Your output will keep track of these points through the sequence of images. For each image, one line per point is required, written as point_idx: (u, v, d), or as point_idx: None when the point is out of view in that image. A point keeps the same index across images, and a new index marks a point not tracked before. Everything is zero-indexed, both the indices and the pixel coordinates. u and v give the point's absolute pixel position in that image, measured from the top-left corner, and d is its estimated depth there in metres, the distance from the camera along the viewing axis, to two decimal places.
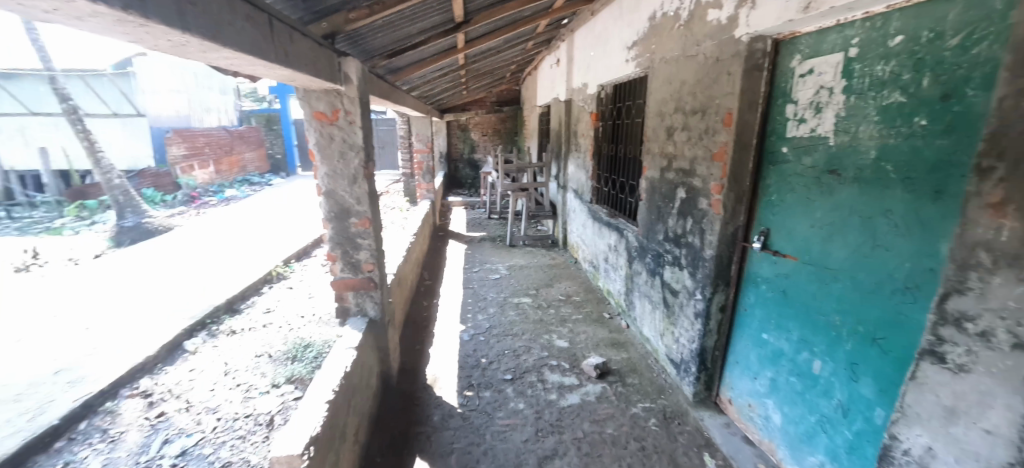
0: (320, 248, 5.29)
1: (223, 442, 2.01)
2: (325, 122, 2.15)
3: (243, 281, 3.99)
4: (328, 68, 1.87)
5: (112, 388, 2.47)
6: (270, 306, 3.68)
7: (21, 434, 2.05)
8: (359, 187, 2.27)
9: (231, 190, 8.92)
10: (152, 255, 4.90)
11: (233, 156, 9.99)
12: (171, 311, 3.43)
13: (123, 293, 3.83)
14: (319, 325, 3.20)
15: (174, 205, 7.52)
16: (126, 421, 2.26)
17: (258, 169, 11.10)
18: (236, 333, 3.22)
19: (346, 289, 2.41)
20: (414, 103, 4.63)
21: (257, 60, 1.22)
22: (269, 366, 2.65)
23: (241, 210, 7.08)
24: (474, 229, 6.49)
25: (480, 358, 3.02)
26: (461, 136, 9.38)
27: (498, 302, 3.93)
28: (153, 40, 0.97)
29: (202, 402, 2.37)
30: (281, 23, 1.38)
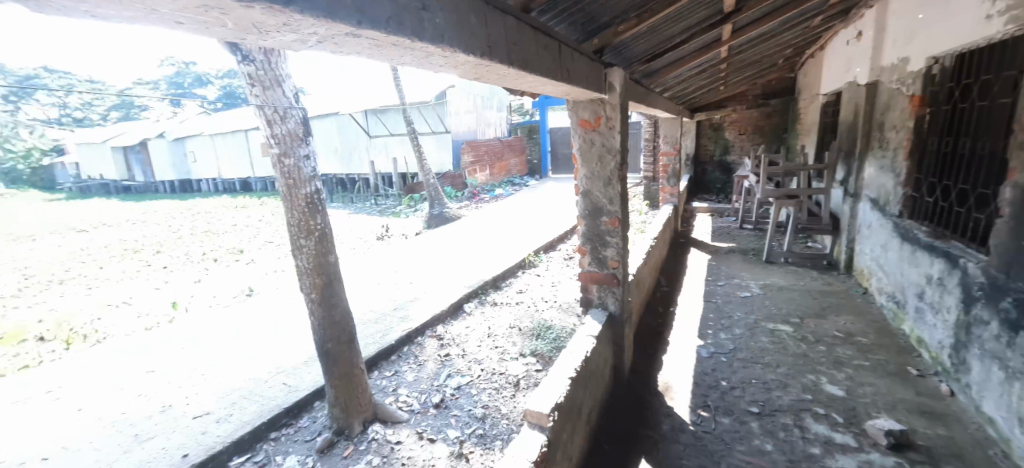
0: (565, 243, 5.86)
1: (485, 386, 2.74)
2: (589, 128, 2.39)
3: (506, 264, 4.84)
4: (596, 79, 2.06)
5: (423, 327, 3.50)
6: (523, 287, 4.36)
7: (381, 345, 3.17)
8: (613, 187, 2.42)
9: (500, 189, 10.86)
10: (448, 236, 6.52)
11: (502, 162, 12.10)
12: (459, 279, 4.50)
13: (432, 261, 5.27)
14: (558, 312, 3.69)
15: (463, 200, 9.89)
16: (429, 352, 3.21)
17: (518, 172, 13.05)
18: (497, 304, 3.99)
19: (592, 282, 2.63)
20: (665, 105, 4.52)
21: (549, 79, 1.48)
22: (517, 338, 3.32)
23: (506, 206, 8.54)
24: (720, 239, 5.86)
25: (719, 380, 2.74)
26: (713, 136, 8.58)
27: (746, 323, 3.45)
28: (487, 75, 1.31)
29: (473, 352, 3.17)
30: (566, 45, 1.62)
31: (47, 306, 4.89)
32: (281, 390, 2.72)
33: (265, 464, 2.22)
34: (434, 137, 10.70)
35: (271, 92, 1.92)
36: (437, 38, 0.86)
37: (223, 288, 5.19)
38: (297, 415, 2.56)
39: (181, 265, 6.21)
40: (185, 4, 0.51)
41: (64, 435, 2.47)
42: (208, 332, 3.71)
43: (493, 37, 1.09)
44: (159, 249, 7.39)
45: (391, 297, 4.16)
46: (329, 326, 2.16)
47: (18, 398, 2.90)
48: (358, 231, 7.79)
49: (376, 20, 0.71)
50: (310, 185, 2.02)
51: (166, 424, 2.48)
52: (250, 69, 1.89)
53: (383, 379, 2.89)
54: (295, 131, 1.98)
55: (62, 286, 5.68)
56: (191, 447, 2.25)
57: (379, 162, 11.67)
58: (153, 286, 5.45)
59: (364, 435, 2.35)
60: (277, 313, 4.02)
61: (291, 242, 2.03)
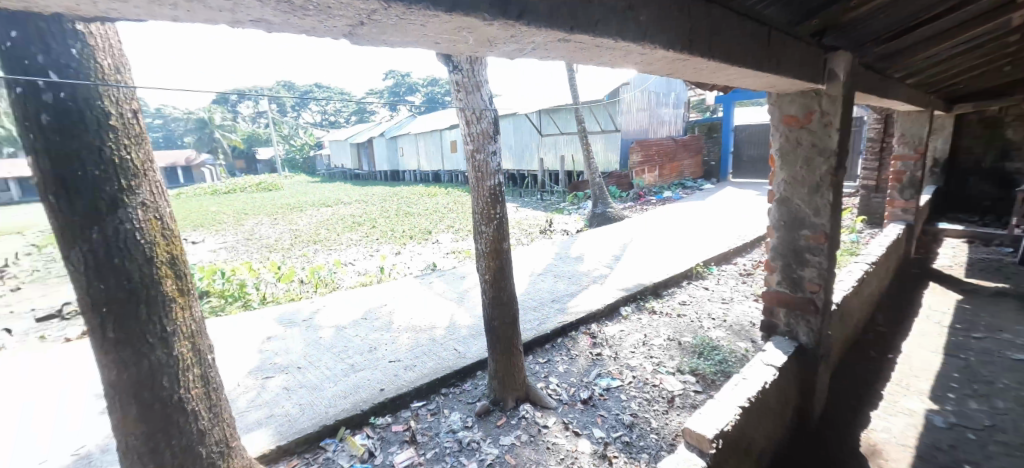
0: (743, 258, 5.16)
1: (635, 394, 2.65)
2: (795, 126, 2.08)
3: (670, 271, 4.53)
4: (812, 68, 1.76)
5: (577, 322, 3.57)
6: (687, 299, 4.02)
7: (537, 332, 3.35)
8: (822, 196, 2.07)
9: (668, 191, 10.15)
10: (609, 236, 6.43)
11: (673, 163, 10.94)
12: (617, 281, 4.41)
13: (591, 260, 5.29)
14: (728, 334, 3.29)
15: (627, 201, 9.63)
16: (581, 348, 3.25)
17: (692, 175, 11.57)
18: (657, 313, 3.77)
19: (778, 305, 2.34)
20: (907, 95, 3.53)
21: (753, 70, 1.33)
22: (677, 352, 3.09)
23: (675, 210, 7.95)
24: (982, 275, 4.31)
25: (962, 462, 2.05)
26: (983, 136, 6.33)
27: (1019, 397, 2.49)
28: (682, 69, 1.26)
29: (626, 357, 3.09)
30: (778, 30, 1.43)
31: (308, 259, 6.69)
32: (452, 354, 3.14)
33: (436, 413, 2.62)
34: (603, 135, 10.72)
35: (472, 96, 2.15)
36: (640, 36, 0.87)
37: (416, 261, 6.24)
38: (463, 378, 2.93)
39: (389, 239, 7.70)
40: (446, 29, 0.64)
41: (312, 354, 3.36)
42: (403, 295, 4.53)
43: (694, 29, 1.04)
44: (375, 224, 9.31)
45: (549, 289, 4.35)
46: (498, 305, 2.36)
47: (289, 321, 4.06)
48: (524, 223, 8.35)
49: (586, 24, 0.75)
50: (496, 178, 2.22)
51: (372, 362, 3.13)
52: (459, 77, 2.17)
53: (536, 364, 3.05)
54: (487, 129, 2.18)
55: (317, 246, 7.71)
56: (386, 384, 2.80)
57: (547, 159, 12.25)
58: (370, 253, 6.90)
59: (516, 411, 2.52)
60: (454, 288, 4.62)
61: (475, 227, 2.28)
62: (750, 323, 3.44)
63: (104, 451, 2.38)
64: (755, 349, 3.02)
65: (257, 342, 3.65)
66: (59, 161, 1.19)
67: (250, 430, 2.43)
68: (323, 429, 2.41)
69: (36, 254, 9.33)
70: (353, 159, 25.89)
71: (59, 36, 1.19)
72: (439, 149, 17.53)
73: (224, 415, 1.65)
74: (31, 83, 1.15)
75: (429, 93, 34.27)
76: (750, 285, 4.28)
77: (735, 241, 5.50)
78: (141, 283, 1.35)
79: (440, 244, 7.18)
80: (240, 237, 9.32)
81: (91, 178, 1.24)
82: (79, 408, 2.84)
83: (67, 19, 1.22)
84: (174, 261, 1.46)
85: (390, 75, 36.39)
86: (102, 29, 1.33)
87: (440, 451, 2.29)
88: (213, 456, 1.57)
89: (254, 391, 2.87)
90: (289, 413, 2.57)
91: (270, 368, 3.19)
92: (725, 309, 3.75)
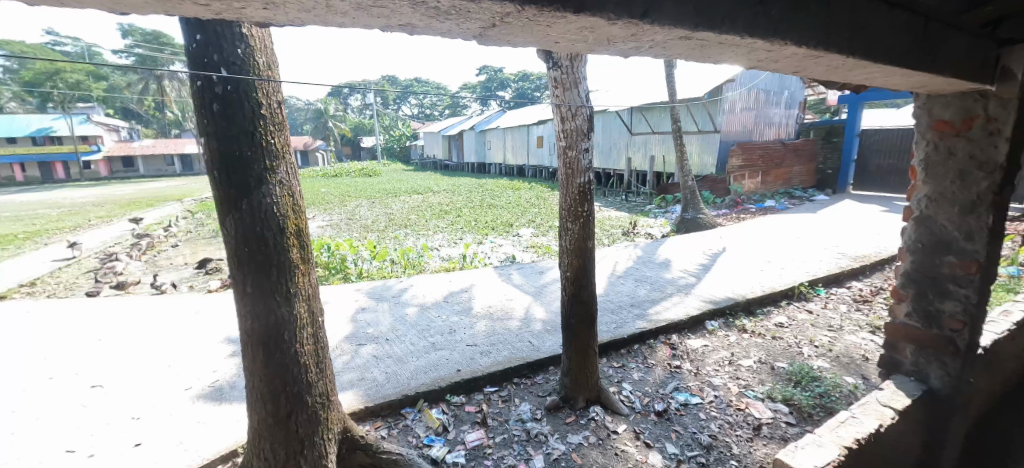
0: (859, 281, 4.51)
1: (716, 415, 2.47)
2: (948, 133, 1.78)
3: (768, 288, 4.12)
4: (979, 66, 1.48)
5: (657, 331, 3.42)
6: (786, 321, 3.64)
7: (614, 335, 3.28)
8: (977, 218, 1.74)
9: (771, 200, 9.20)
10: (699, 244, 6.03)
11: (780, 169, 9.66)
12: (704, 293, 4.13)
13: (676, 267, 5.02)
14: (833, 366, 2.92)
15: (721, 208, 8.94)
16: (659, 358, 3.12)
17: (802, 184, 10.05)
18: (748, 332, 3.47)
19: (906, 340, 2.04)
20: None
21: (904, 68, 1.17)
22: (768, 378, 2.82)
23: (777, 221, 7.20)
24: None
25: None
26: None
27: None
28: (813, 67, 1.16)
29: (708, 375, 2.90)
30: (939, 23, 1.23)
31: (400, 241, 7.25)
32: (527, 346, 3.19)
33: (507, 400, 2.70)
34: (699, 136, 10.07)
35: (569, 93, 2.13)
36: (770, 31, 0.83)
37: (496, 252, 6.44)
38: (535, 371, 2.98)
39: (472, 229, 8.04)
40: (571, 28, 0.67)
41: (399, 328, 3.65)
42: (483, 284, 4.71)
43: (832, 23, 0.96)
44: (461, 214, 9.76)
45: (629, 293, 4.22)
46: (576, 303, 2.33)
47: (381, 296, 4.45)
48: (606, 223, 8.16)
49: (712, 21, 0.74)
50: (586, 175, 2.19)
51: (451, 343, 3.32)
52: (557, 73, 2.16)
53: (610, 368, 2.99)
54: (581, 127, 2.15)
55: (408, 230, 8.31)
56: (463, 365, 2.95)
57: (636, 159, 11.81)
58: (454, 240, 7.27)
59: (586, 411, 2.49)
60: (531, 282, 4.69)
61: (560, 223, 2.29)
62: (862, 356, 3.02)
63: (233, 386, 2.84)
64: (867, 388, 2.64)
65: (354, 312, 4.06)
66: (222, 142, 1.44)
67: (344, 389, 2.72)
68: (405, 398, 2.61)
69: (193, 218, 11.34)
70: (445, 150, 27.34)
71: (229, 38, 1.44)
72: (526, 144, 17.79)
73: (328, 372, 1.86)
74: (208, 77, 1.41)
75: (520, 88, 34.81)
76: (865, 313, 3.74)
77: (852, 261, 4.82)
78: (273, 248, 1.58)
79: (520, 237, 7.32)
80: (344, 216, 10.39)
81: (243, 156, 1.47)
82: (217, 348, 3.42)
83: (236, 23, 1.47)
84: (299, 232, 1.67)
85: (484, 70, 37.58)
86: (261, 31, 1.57)
87: (508, 437, 2.36)
88: (316, 406, 1.79)
89: (349, 354, 3.21)
90: (377, 379, 2.83)
91: (363, 336, 3.53)
92: (832, 338, 3.32)
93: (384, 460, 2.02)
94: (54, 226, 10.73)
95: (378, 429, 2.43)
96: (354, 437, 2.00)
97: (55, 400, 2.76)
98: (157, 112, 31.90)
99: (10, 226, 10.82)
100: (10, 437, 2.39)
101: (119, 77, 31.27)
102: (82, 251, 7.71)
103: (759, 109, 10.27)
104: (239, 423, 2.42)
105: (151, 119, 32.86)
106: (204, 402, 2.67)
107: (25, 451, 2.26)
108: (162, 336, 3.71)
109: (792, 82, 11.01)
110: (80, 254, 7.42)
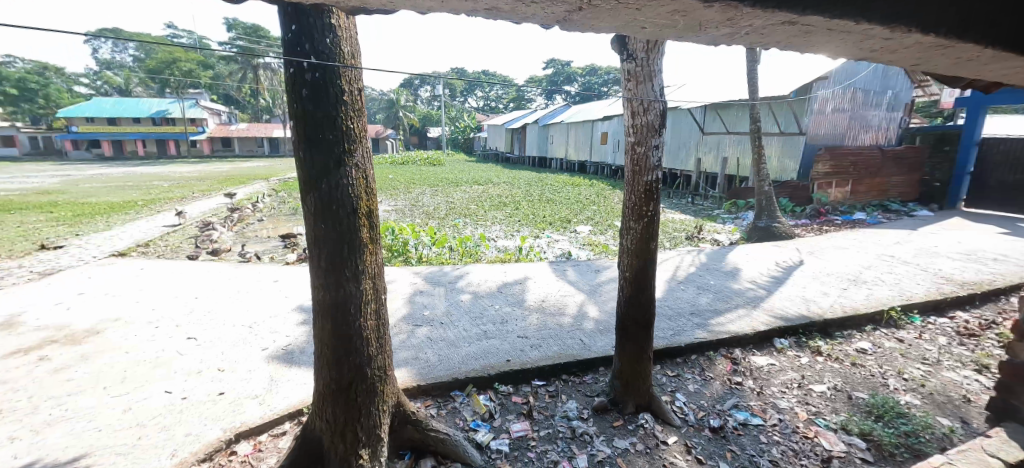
0: (966, 312, 3.93)
1: (779, 441, 2.29)
2: None
3: (851, 309, 3.73)
4: None
5: (718, 343, 3.23)
6: (869, 348, 3.27)
7: (670, 342, 3.14)
8: None
9: (861, 213, 8.27)
10: (772, 255, 5.58)
11: (875, 179, 8.63)
12: (774, 307, 3.82)
13: (744, 277, 4.69)
14: (925, 404, 2.58)
15: (801, 218, 8.21)
16: (718, 372, 2.94)
17: (901, 196, 8.91)
18: (823, 356, 3.17)
19: None
20: None
21: None
22: (843, 408, 2.56)
23: (867, 237, 6.47)
24: None
25: None
26: None
27: None
28: (937, 62, 1.02)
29: (773, 396, 2.68)
30: None
31: (459, 230, 7.45)
32: (577, 344, 3.15)
33: (553, 396, 2.68)
34: (781, 138, 9.28)
35: (643, 86, 2.04)
36: (889, 18, 0.75)
37: (552, 247, 6.41)
38: (584, 370, 2.93)
39: (530, 222, 8.05)
40: (664, 10, 0.64)
41: (453, 314, 3.76)
42: (537, 278, 4.71)
43: (967, 14, 0.84)
44: (519, 206, 9.83)
45: (689, 300, 4.01)
46: (633, 305, 2.25)
47: (438, 281, 4.61)
48: (668, 226, 7.81)
49: (820, 5, 0.68)
50: (654, 173, 2.10)
51: (502, 333, 3.36)
52: (631, 66, 2.07)
53: (664, 376, 2.87)
54: (653, 123, 2.05)
55: (467, 219, 8.51)
56: (513, 356, 2.98)
57: (706, 160, 11.16)
58: (511, 233, 7.33)
59: (634, 417, 2.40)
60: (586, 280, 4.62)
61: (623, 221, 2.21)
62: (962, 397, 2.64)
63: (302, 351, 3.09)
64: (967, 433, 2.31)
65: (412, 294, 4.24)
66: (308, 125, 1.55)
67: (399, 366, 2.86)
68: (454, 381, 2.69)
69: (277, 196, 12.45)
70: (507, 143, 27.60)
71: (319, 28, 1.53)
72: (589, 140, 17.46)
73: (386, 348, 1.96)
74: (299, 65, 1.51)
75: (587, 82, 34.09)
76: (971, 349, 3.26)
77: (958, 287, 4.21)
78: (346, 227, 1.68)
79: (577, 234, 7.22)
80: (408, 202, 10.86)
81: (325, 139, 1.57)
82: (291, 316, 3.74)
83: (326, 14, 1.56)
84: (369, 213, 1.76)
85: (551, 64, 37.27)
86: (347, 21, 1.66)
87: (552, 433, 2.35)
88: (374, 378, 1.89)
89: (406, 334, 3.36)
90: (430, 360, 2.94)
91: (419, 318, 3.69)
92: (926, 372, 2.93)
93: (432, 437, 2.10)
94: (166, 196, 12.29)
95: (428, 408, 2.53)
96: (406, 412, 2.09)
97: (160, 346, 3.17)
98: (252, 98, 35.26)
99: (134, 194, 12.57)
100: (124, 374, 2.79)
101: (223, 66, 34.96)
102: (187, 219, 8.77)
103: (854, 111, 9.25)
104: (306, 386, 2.63)
105: (247, 104, 36.39)
106: (277, 363, 2.93)
107: (134, 388, 2.63)
108: (246, 300, 4.13)
109: (897, 81, 9.81)
110: (184, 221, 8.44)
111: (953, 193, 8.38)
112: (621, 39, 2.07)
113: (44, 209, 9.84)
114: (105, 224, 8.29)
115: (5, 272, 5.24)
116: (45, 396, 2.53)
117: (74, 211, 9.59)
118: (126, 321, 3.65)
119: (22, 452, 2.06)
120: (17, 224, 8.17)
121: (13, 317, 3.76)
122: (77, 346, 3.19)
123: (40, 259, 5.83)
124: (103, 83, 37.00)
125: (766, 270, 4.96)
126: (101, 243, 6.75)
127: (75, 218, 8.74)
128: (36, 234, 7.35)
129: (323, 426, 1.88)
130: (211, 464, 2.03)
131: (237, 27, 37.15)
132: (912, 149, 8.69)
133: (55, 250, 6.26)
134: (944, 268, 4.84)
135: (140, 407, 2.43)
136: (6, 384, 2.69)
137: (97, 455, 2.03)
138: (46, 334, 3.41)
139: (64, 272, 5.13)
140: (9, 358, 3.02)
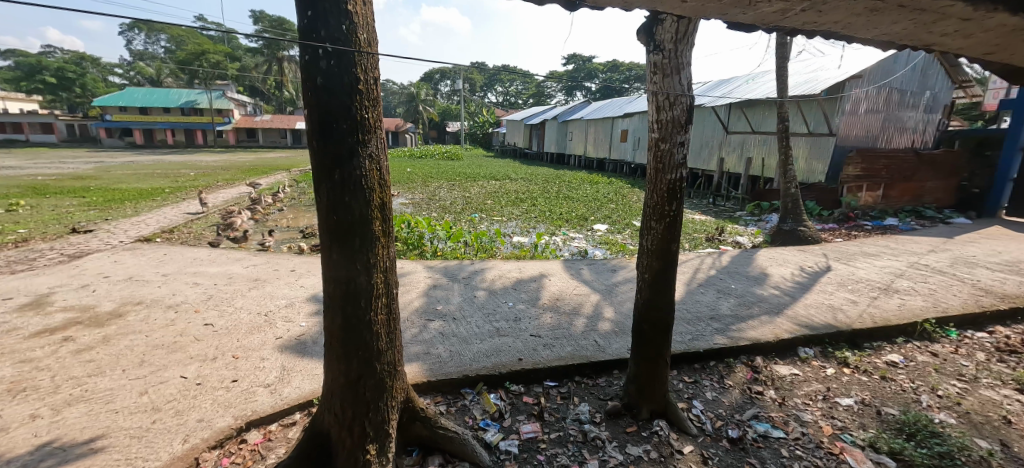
0: (1007, 327, 3.68)
1: (802, 455, 2.16)
2: None
3: (881, 319, 3.53)
4: None
5: (739, 350, 3.10)
6: (901, 361, 3.09)
7: (688, 347, 3.03)
8: None
9: (892, 219, 7.91)
10: (797, 260, 5.38)
11: (910, 183, 8.22)
12: (799, 315, 3.65)
13: (768, 282, 4.50)
14: (960, 424, 2.40)
15: (827, 221, 7.91)
16: (737, 380, 2.82)
17: (937, 202, 8.45)
18: (850, 367, 3.00)
19: None
20: None
21: None
22: (872, 424, 2.41)
23: (899, 243, 6.17)
24: None
25: None
26: None
27: None
28: None
29: (794, 408, 2.55)
30: None
31: (474, 226, 7.38)
32: (591, 346, 3.06)
33: (565, 398, 2.61)
34: (809, 139, 8.96)
35: (669, 79, 1.91)
36: None
37: (568, 245, 6.31)
38: (598, 373, 2.84)
39: (546, 220, 7.94)
40: None
41: (465, 309, 3.72)
42: (552, 275, 4.63)
43: None
44: (535, 203, 9.72)
45: (709, 304, 3.87)
46: (649, 309, 2.15)
47: (452, 276, 4.58)
48: (689, 227, 7.62)
49: None
50: (677, 171, 1.98)
51: (515, 331, 3.30)
52: (657, 58, 1.94)
53: (680, 382, 2.77)
54: (679, 118, 1.92)
55: (483, 214, 8.44)
56: (525, 355, 2.91)
57: (729, 160, 10.87)
58: (527, 229, 7.26)
59: (648, 424, 2.29)
60: (602, 280, 4.51)
61: (642, 221, 2.11)
62: (1002, 418, 2.45)
63: (314, 343, 3.08)
64: (1007, 458, 2.12)
65: (427, 287, 4.22)
66: (322, 116, 1.50)
67: (410, 361, 2.83)
68: (465, 379, 2.64)
69: (297, 187, 12.63)
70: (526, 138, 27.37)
71: (336, 15, 1.46)
72: (608, 136, 17.22)
73: (397, 343, 1.91)
74: (315, 51, 1.46)
75: (609, 78, 33.72)
76: (1011, 367, 3.04)
77: (998, 300, 3.96)
78: (359, 219, 1.62)
79: (594, 232, 7.09)
80: (424, 196, 10.79)
81: (339, 130, 1.51)
82: (305, 306, 3.75)
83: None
84: (382, 206, 1.70)
85: (573, 60, 37.26)
86: (365, 8, 1.57)
87: (563, 436, 2.27)
88: (383, 373, 1.85)
89: (418, 328, 3.33)
90: (441, 356, 2.90)
91: (432, 312, 3.66)
92: (962, 389, 2.75)
93: (440, 435, 2.06)
94: (193, 183, 12.69)
95: (437, 404, 2.49)
96: (415, 408, 2.05)
97: (177, 331, 3.22)
98: (277, 90, 35.97)
99: (161, 182, 12.88)
100: (142, 357, 2.83)
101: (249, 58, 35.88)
102: (210, 207, 8.95)
103: (888, 112, 8.85)
104: (316, 377, 2.61)
105: (272, 96, 37.20)
106: (290, 353, 2.92)
107: (151, 372, 2.66)
108: (263, 289, 4.16)
109: (937, 83, 9.34)
110: (208, 209, 8.66)
111: (992, 200, 7.86)
112: (648, 29, 1.94)
113: (78, 193, 10.21)
114: (133, 210, 8.50)
115: (37, 253, 5.44)
116: (67, 376, 2.58)
117: (106, 196, 9.94)
118: (148, 305, 3.72)
119: (43, 431, 2.09)
120: (51, 207, 8.49)
121: (42, 297, 3.88)
122: (100, 328, 3.26)
123: (71, 241, 6.01)
124: (136, 74, 38.29)
125: (790, 275, 4.77)
126: (129, 228, 6.94)
127: (106, 203, 9.05)
128: (68, 216, 7.66)
129: (331, 419, 1.84)
130: (221, 452, 2.02)
131: (264, 19, 38.22)
132: (949, 154, 8.25)
133: (84, 234, 6.45)
134: (983, 279, 4.55)
135: (156, 391, 2.45)
136: (32, 362, 2.75)
137: (112, 437, 2.05)
138: (71, 315, 3.49)
139: (92, 255, 5.29)
140: (36, 337, 3.10)
